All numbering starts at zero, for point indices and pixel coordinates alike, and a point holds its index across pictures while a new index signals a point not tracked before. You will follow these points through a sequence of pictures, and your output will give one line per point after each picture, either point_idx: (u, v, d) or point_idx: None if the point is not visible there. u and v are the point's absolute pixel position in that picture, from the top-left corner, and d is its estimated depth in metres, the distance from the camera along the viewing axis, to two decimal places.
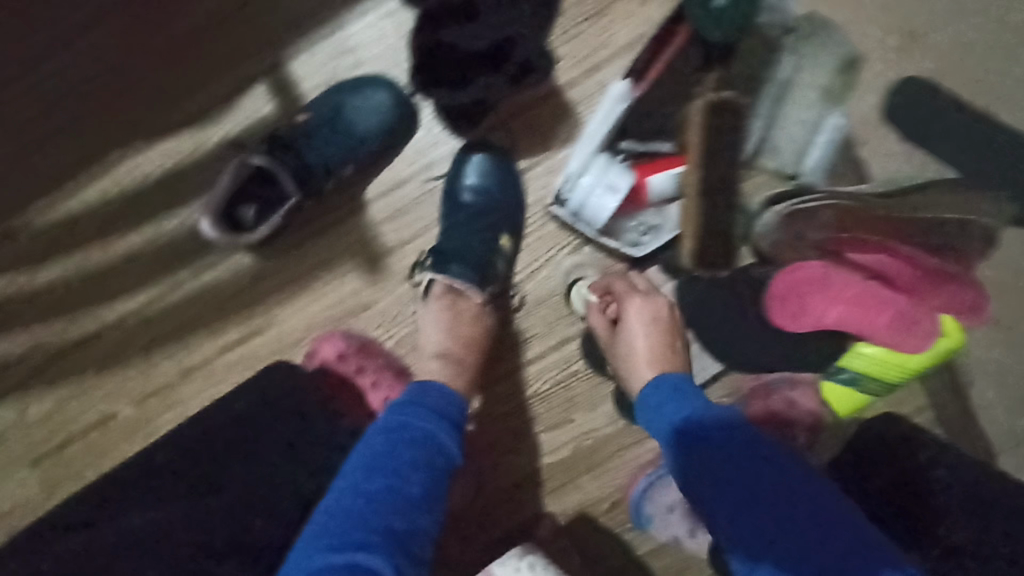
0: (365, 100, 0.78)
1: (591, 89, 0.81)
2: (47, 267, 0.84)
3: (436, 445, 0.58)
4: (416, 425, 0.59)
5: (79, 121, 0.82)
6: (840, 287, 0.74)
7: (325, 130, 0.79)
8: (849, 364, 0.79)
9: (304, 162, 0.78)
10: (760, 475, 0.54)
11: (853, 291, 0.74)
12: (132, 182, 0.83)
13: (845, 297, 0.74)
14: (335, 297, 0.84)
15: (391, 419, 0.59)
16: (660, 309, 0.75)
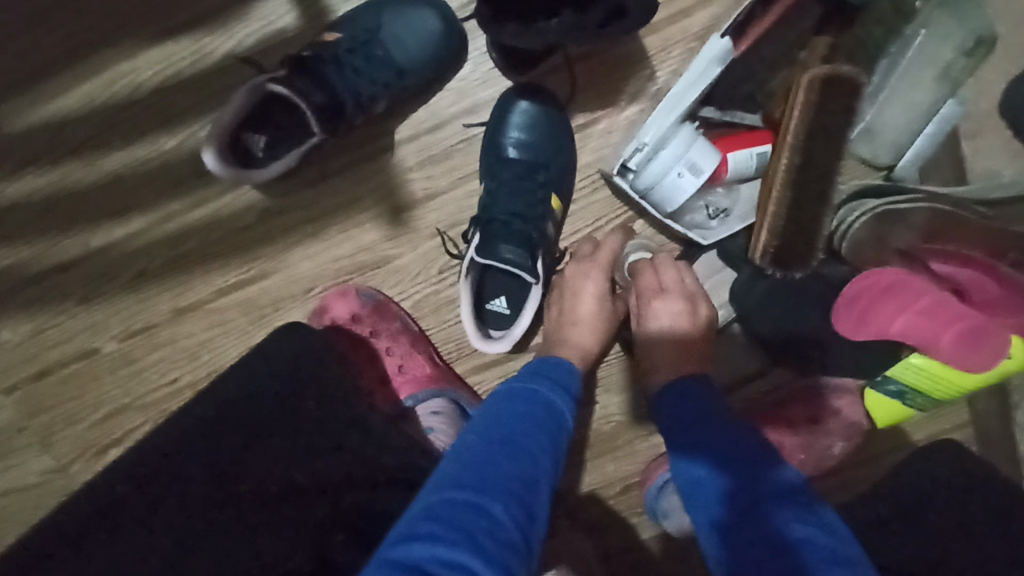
0: (411, 25, 0.68)
1: (673, 37, 0.68)
2: (21, 177, 0.73)
3: (549, 436, 0.52)
4: (528, 411, 0.53)
5: (67, 8, 0.70)
6: (914, 295, 0.63)
7: (362, 56, 0.68)
8: (898, 376, 0.71)
9: (335, 91, 0.67)
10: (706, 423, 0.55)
11: (927, 300, 0.62)
12: (127, 89, 0.71)
13: (916, 306, 0.63)
14: (350, 246, 0.74)
15: (500, 405, 0.54)
16: (683, 312, 0.64)
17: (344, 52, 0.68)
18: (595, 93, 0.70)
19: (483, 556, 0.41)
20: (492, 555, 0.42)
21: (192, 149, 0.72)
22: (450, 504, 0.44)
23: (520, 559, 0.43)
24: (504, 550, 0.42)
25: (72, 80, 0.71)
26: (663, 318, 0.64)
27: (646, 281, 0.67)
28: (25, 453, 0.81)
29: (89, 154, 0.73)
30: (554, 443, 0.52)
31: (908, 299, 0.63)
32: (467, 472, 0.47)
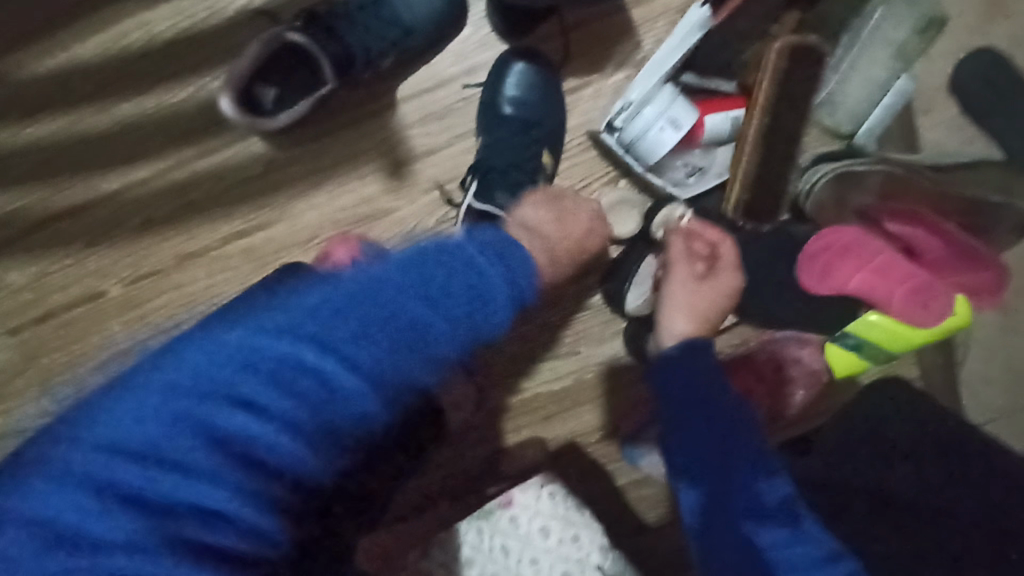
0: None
1: (658, 10, 0.74)
2: (34, 122, 0.75)
3: (444, 296, 0.53)
4: (438, 277, 0.53)
5: None
6: (869, 254, 0.71)
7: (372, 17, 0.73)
8: (855, 332, 0.77)
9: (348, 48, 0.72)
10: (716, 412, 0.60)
11: (881, 260, 0.71)
12: (141, 41, 0.75)
13: (871, 265, 0.71)
14: (352, 197, 0.78)
15: (418, 270, 0.54)
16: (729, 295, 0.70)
17: (357, 16, 0.73)
18: (585, 59, 0.75)
19: (265, 421, 0.44)
20: (269, 420, 0.44)
21: (203, 100, 0.76)
22: (237, 367, 0.45)
23: (304, 436, 0.45)
24: (296, 415, 0.45)
25: (89, 30, 0.74)
26: (721, 293, 0.69)
27: (721, 251, 0.71)
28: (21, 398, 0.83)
29: (101, 102, 0.76)
30: (466, 304, 0.54)
31: (864, 258, 0.72)
32: (368, 329, 0.49)
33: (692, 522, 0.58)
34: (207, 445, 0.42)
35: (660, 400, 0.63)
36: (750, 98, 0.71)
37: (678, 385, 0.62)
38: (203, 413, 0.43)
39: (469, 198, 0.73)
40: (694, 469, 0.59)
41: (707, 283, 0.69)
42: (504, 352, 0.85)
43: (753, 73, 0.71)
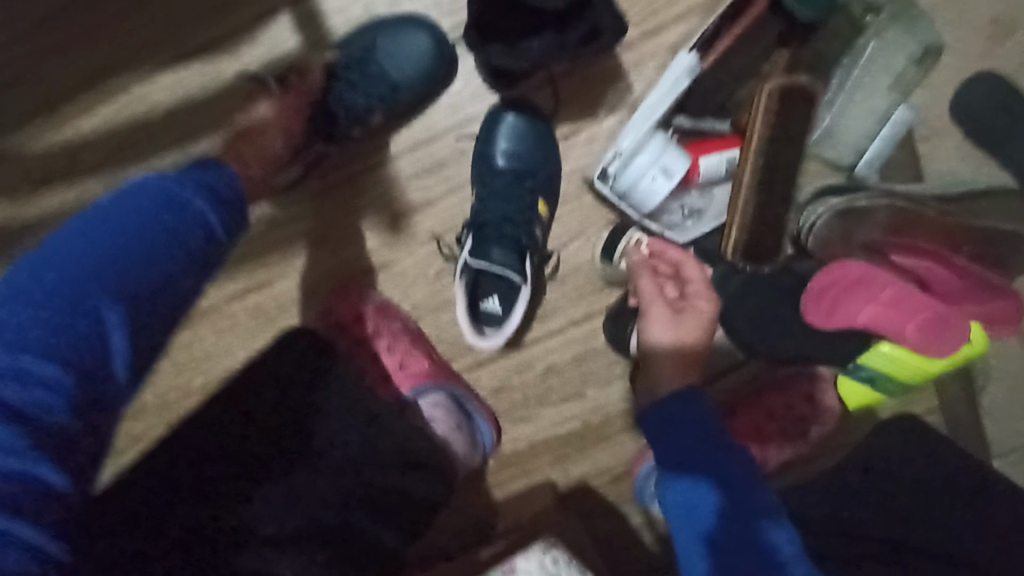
0: (410, 41, 0.72)
1: (648, 54, 0.74)
2: (40, 196, 0.76)
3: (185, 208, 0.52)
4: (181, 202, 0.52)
5: (87, 38, 0.75)
6: (880, 288, 0.67)
7: (365, 72, 0.73)
8: (868, 361, 0.76)
9: (343, 108, 0.74)
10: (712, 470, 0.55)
11: (890, 293, 0.67)
12: (142, 111, 0.76)
13: (882, 299, 0.67)
14: (353, 252, 0.79)
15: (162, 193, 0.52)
16: (706, 314, 0.65)
17: (349, 72, 0.73)
18: (577, 105, 0.75)
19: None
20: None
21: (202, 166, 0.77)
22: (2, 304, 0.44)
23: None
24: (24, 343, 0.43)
25: (90, 103, 0.76)
26: (696, 314, 0.65)
27: (689, 271, 0.68)
28: None
29: (104, 172, 0.77)
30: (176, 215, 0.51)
31: (871, 291, 0.68)
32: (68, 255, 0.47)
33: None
34: None
35: (653, 447, 0.59)
36: (744, 138, 0.70)
37: (670, 436, 0.58)
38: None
39: (464, 252, 0.73)
40: (692, 530, 0.54)
41: (683, 308, 0.66)
42: (510, 397, 0.85)
43: (746, 113, 0.70)
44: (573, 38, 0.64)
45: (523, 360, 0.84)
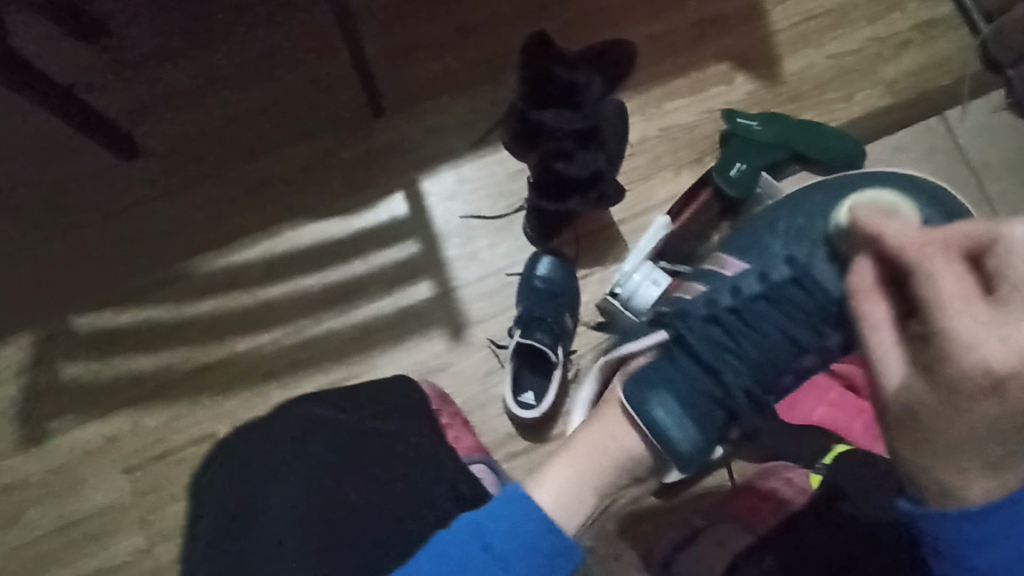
0: (739, 262, 0.81)
1: (638, 227, 1.08)
2: (202, 302, 1.04)
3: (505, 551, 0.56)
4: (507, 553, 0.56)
5: (260, 202, 1.08)
6: (827, 394, 0.99)
7: (747, 343, 0.75)
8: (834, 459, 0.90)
9: (697, 347, 0.73)
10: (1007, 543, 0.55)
11: (835, 394, 0.99)
12: (287, 248, 1.06)
13: (828, 401, 0.98)
14: (423, 354, 1.03)
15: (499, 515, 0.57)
16: (953, 256, 0.45)
17: (698, 310, 0.77)
18: (593, 256, 1.07)
19: None
20: None
21: (321, 288, 1.05)
22: None
23: None
24: None
25: (252, 243, 1.06)
26: (945, 263, 0.45)
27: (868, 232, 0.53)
28: (126, 529, 0.98)
29: (252, 288, 1.05)
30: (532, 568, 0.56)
31: (821, 393, 0.99)
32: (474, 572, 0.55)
33: None
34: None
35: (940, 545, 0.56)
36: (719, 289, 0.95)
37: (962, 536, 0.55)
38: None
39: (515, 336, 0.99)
40: None
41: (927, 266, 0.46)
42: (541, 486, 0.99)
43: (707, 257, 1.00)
44: (594, 198, 0.97)
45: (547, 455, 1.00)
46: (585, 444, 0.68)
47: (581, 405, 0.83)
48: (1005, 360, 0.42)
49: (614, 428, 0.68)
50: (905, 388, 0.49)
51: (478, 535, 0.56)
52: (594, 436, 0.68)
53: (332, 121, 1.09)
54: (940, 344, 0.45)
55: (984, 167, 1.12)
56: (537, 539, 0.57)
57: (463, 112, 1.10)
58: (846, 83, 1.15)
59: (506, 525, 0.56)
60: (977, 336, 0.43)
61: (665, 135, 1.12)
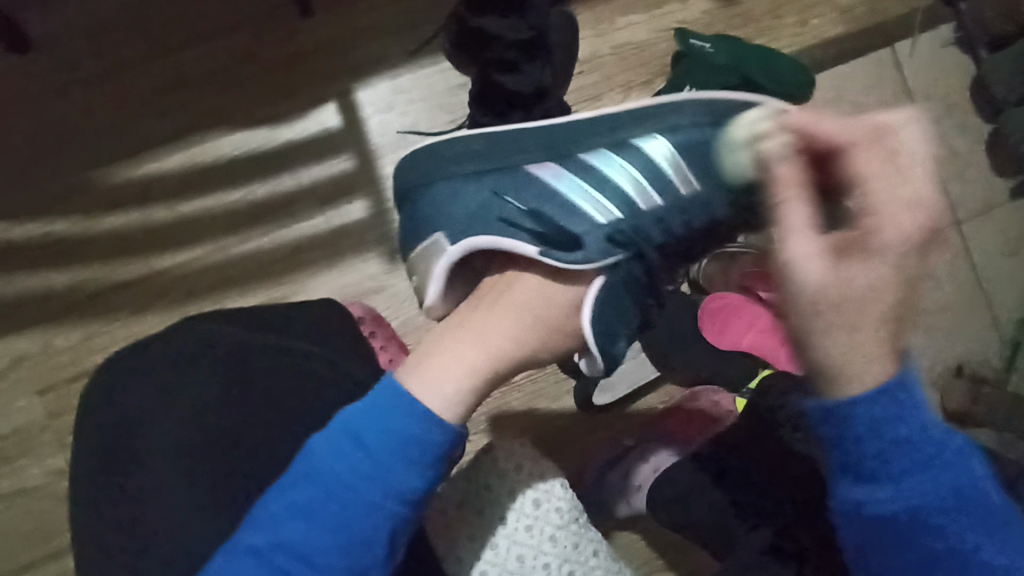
0: (585, 174, 0.72)
1: None
2: (113, 215, 0.97)
3: (376, 457, 0.55)
4: (375, 454, 0.55)
5: (175, 107, 0.98)
6: (755, 319, 0.99)
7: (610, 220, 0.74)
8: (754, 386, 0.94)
9: (558, 232, 0.71)
10: (913, 443, 0.50)
11: (765, 321, 0.99)
12: (206, 159, 0.98)
13: (757, 327, 0.98)
14: (358, 275, 0.99)
15: (359, 421, 0.56)
16: (791, 172, 0.47)
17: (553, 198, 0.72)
18: None
19: (304, 536, 0.54)
20: (319, 534, 0.54)
21: (245, 204, 0.98)
22: (307, 506, 0.54)
23: (347, 541, 0.55)
24: (324, 547, 0.54)
25: (165, 152, 0.98)
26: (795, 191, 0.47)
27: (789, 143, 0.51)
28: (41, 452, 0.94)
29: (170, 203, 0.97)
30: (411, 466, 0.56)
31: (752, 320, 0.99)
32: (347, 481, 0.55)
33: (891, 553, 0.53)
34: (277, 536, 0.54)
35: (836, 435, 0.50)
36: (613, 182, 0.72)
37: (859, 429, 0.49)
38: (296, 515, 0.54)
39: None
40: (888, 499, 0.51)
41: (782, 169, 0.48)
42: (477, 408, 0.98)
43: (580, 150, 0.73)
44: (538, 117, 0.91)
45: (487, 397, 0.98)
46: (493, 324, 0.67)
47: (436, 275, 0.72)
48: (909, 225, 0.45)
49: (519, 296, 0.69)
50: (827, 278, 0.45)
51: (350, 438, 0.55)
52: (506, 314, 0.67)
53: (256, 18, 0.99)
54: (861, 216, 0.47)
55: (924, 103, 1.13)
56: (401, 436, 0.56)
57: (401, 15, 1.01)
58: (803, 6, 1.11)
59: (384, 433, 0.56)
60: (883, 205, 0.46)
61: (615, 53, 1.07)
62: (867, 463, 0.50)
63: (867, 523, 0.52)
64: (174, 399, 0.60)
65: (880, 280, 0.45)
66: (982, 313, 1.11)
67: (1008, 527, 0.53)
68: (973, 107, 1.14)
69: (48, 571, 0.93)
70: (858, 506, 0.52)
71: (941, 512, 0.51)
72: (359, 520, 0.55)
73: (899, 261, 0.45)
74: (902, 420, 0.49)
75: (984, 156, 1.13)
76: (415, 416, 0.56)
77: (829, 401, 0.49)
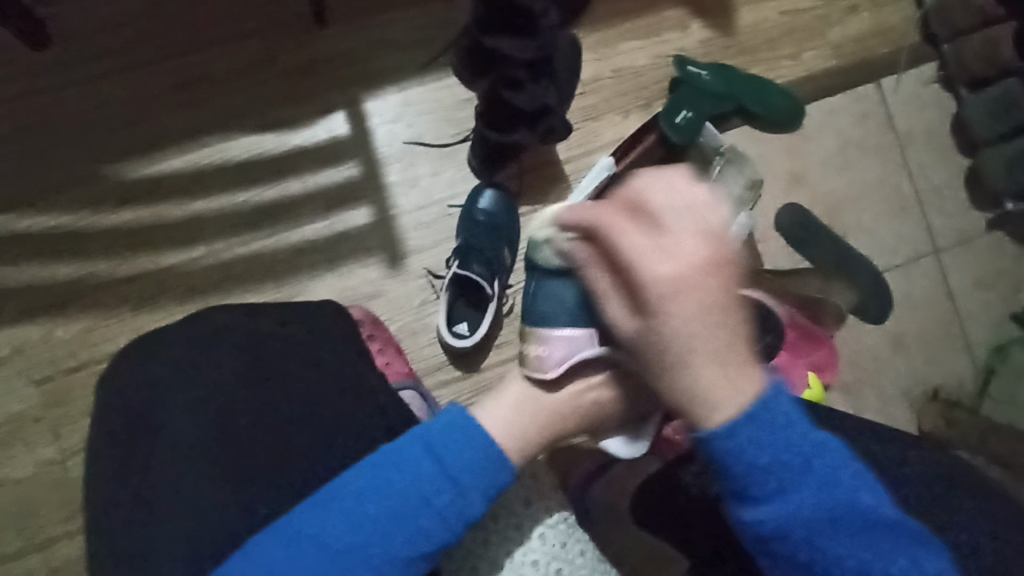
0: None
1: (581, 168, 1.09)
2: (120, 211, 0.99)
3: (450, 481, 0.57)
4: (447, 476, 0.58)
5: (186, 109, 1.01)
6: None
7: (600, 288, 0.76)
8: None
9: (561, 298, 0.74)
10: (780, 440, 0.53)
11: None
12: (216, 160, 1.01)
13: None
14: (359, 279, 1.02)
15: (440, 443, 0.59)
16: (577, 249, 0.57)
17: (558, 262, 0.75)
18: (534, 195, 1.07)
19: (352, 550, 0.55)
20: (369, 552, 0.55)
21: (252, 206, 1.01)
22: (356, 518, 0.55)
23: (397, 561, 0.55)
24: (369, 563, 0.55)
25: (175, 151, 1.00)
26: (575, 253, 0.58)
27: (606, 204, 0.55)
28: (34, 441, 0.94)
29: (177, 201, 0.99)
30: (479, 497, 0.58)
31: None
32: (413, 501, 0.56)
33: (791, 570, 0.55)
34: (315, 546, 0.54)
35: (719, 449, 0.53)
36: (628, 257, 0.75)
37: (743, 442, 0.52)
38: (349, 524, 0.55)
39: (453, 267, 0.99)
40: (824, 527, 0.53)
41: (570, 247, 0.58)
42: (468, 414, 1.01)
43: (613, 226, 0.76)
44: (540, 131, 0.96)
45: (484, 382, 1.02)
46: (570, 396, 0.71)
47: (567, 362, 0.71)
48: (675, 271, 0.50)
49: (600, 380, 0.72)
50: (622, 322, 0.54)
51: (429, 458, 0.58)
52: (587, 393, 0.71)
53: (270, 26, 1.02)
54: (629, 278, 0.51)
55: (907, 138, 1.18)
56: (474, 464, 0.59)
57: (413, 30, 1.05)
58: (795, 40, 1.17)
59: (458, 458, 0.58)
60: (657, 259, 0.50)
61: (616, 76, 1.11)
62: (731, 484, 0.54)
63: (760, 542, 0.54)
64: (183, 391, 0.62)
65: (671, 328, 0.50)
66: (959, 342, 1.16)
67: (898, 529, 0.54)
68: (954, 143, 1.19)
69: (33, 561, 0.93)
70: (747, 524, 0.54)
71: (869, 539, 0.54)
72: (415, 524, 0.56)
73: (669, 301, 0.50)
74: (742, 425, 0.52)
75: (963, 191, 1.19)
76: (496, 450, 0.60)
77: (709, 431, 0.53)
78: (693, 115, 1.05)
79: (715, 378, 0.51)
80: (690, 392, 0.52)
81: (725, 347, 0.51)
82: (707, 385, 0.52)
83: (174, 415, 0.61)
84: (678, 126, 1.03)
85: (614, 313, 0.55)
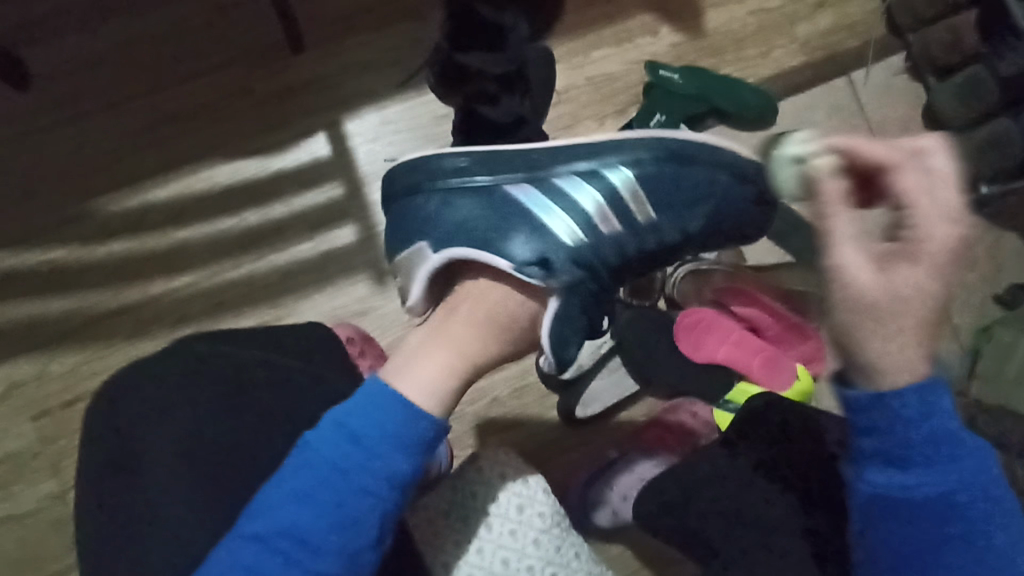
0: (553, 196, 0.74)
1: None
2: (108, 244, 1.00)
3: (372, 448, 0.60)
4: (367, 443, 0.60)
5: (169, 140, 1.02)
6: (727, 332, 1.00)
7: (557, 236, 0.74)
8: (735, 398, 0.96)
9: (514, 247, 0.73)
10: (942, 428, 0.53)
11: (737, 334, 1.01)
12: (200, 188, 1.02)
13: (729, 340, 1.00)
14: (347, 297, 1.03)
15: (356, 413, 0.61)
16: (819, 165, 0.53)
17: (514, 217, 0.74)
18: None
19: (307, 530, 0.58)
20: (316, 526, 0.58)
21: (239, 231, 1.02)
22: (297, 500, 0.58)
23: (345, 529, 0.58)
24: (320, 538, 0.58)
25: (160, 182, 1.02)
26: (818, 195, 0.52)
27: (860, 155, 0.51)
28: (34, 476, 0.95)
29: (163, 231, 1.01)
30: (403, 453, 0.61)
31: (723, 334, 1.01)
32: (340, 472, 0.59)
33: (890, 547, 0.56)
34: (268, 536, 0.57)
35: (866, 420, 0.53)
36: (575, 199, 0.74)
37: (891, 417, 0.52)
38: (296, 506, 0.58)
39: None
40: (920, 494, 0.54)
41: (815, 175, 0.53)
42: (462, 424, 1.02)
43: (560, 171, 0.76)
44: (517, 143, 0.91)
45: (476, 390, 1.03)
46: (460, 322, 0.72)
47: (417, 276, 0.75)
48: (953, 231, 0.47)
49: (484, 295, 0.73)
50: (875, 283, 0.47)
51: (346, 434, 0.60)
52: (471, 313, 0.72)
53: (247, 54, 1.04)
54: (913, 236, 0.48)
55: (880, 128, 1.20)
56: (393, 425, 0.61)
57: (387, 51, 1.07)
58: (763, 39, 1.19)
59: (374, 423, 0.60)
60: (940, 218, 0.47)
61: (589, 84, 1.13)
62: (875, 450, 0.54)
63: (879, 508, 0.56)
64: (174, 417, 0.63)
65: (935, 295, 0.47)
66: (944, 326, 1.17)
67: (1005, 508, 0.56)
68: (927, 131, 1.21)
69: None
70: (874, 488, 0.55)
71: (954, 509, 0.54)
72: (347, 502, 0.59)
73: (947, 269, 0.47)
74: (913, 408, 0.51)
75: None
76: (407, 408, 0.62)
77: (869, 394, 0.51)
78: (666, 118, 1.08)
79: (906, 355, 0.49)
80: (883, 357, 0.48)
81: (932, 317, 0.48)
82: (903, 365, 0.49)
83: (167, 441, 0.62)
84: (651, 130, 1.06)
85: (853, 270, 0.48)
